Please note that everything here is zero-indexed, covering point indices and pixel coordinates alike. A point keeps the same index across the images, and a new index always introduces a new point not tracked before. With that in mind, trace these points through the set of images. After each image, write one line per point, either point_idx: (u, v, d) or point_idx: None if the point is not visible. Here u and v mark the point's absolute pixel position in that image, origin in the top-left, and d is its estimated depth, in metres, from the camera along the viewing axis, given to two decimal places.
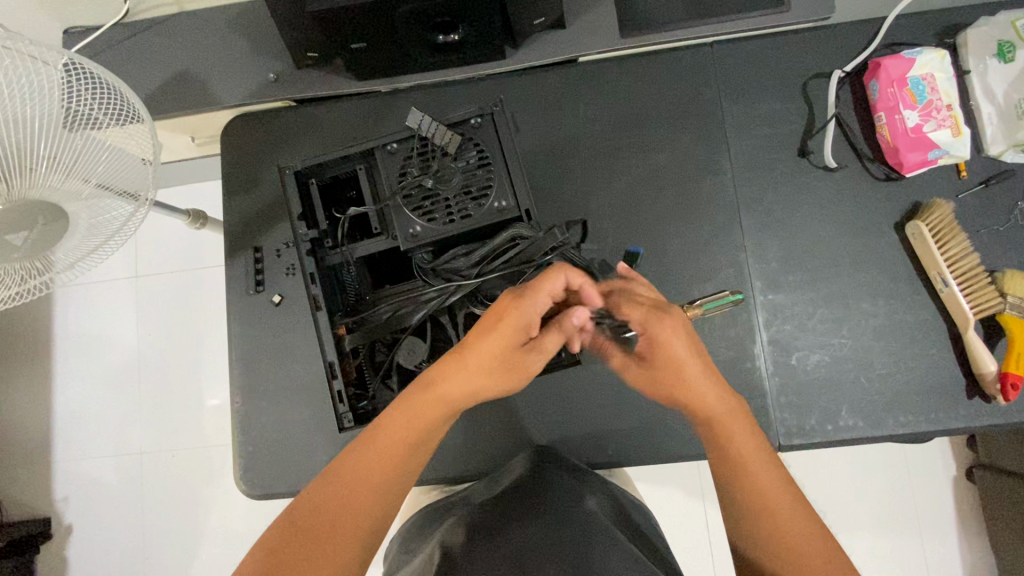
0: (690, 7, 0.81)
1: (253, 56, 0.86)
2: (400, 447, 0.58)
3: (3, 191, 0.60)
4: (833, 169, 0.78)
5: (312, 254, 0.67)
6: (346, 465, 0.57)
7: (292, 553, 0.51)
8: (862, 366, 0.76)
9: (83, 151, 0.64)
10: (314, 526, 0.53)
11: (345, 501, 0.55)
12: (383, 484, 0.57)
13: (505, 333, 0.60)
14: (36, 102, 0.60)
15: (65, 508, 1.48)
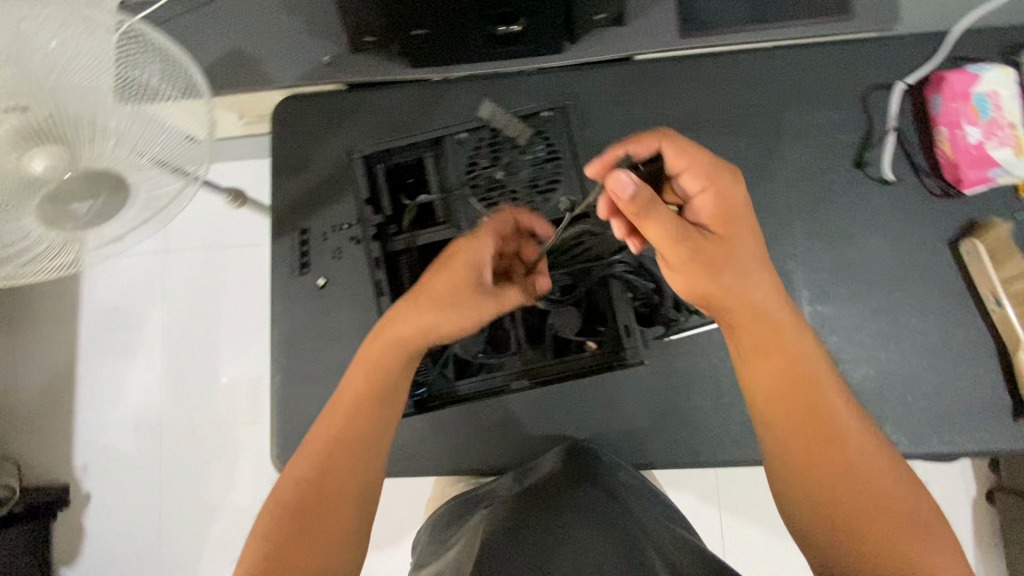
0: (754, 10, 0.80)
1: (309, 37, 0.85)
2: (363, 401, 0.60)
3: (70, 160, 0.60)
4: (890, 182, 0.77)
5: (386, 233, 0.74)
6: (319, 438, 0.59)
7: (296, 528, 0.53)
8: (905, 381, 0.76)
9: (142, 122, 0.64)
10: (311, 503, 0.54)
11: (324, 468, 0.56)
12: (357, 441, 0.58)
13: (446, 276, 0.64)
14: (96, 72, 0.61)
15: (83, 475, 1.46)
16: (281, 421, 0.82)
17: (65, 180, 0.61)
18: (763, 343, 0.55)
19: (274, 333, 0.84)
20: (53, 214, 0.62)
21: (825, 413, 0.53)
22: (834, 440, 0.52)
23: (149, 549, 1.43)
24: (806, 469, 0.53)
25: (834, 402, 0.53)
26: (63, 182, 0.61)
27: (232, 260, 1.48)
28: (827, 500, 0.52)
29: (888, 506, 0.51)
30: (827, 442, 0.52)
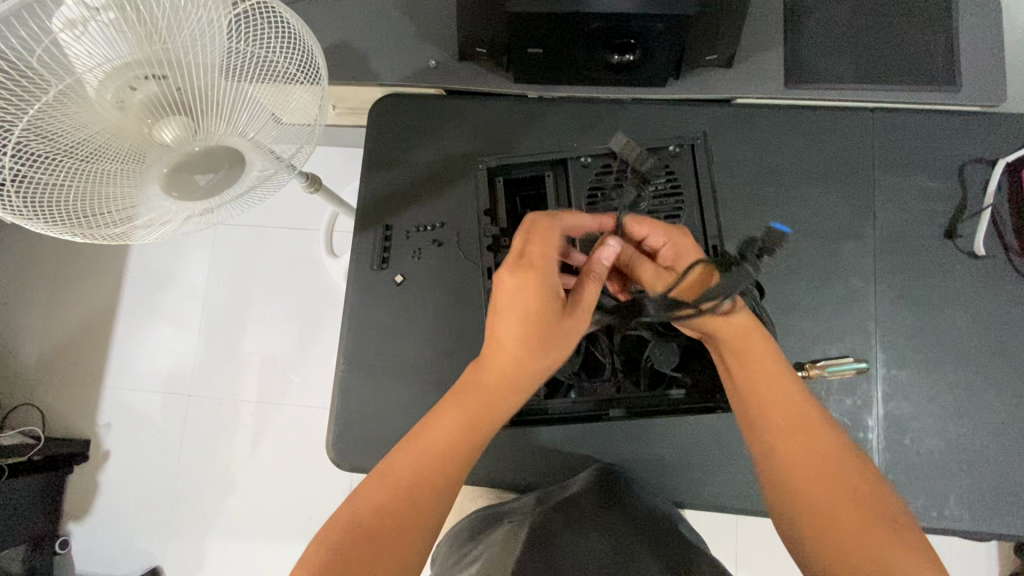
0: (860, 69, 0.81)
1: (418, 42, 0.87)
2: (440, 441, 0.52)
3: (190, 135, 0.63)
4: (979, 256, 0.78)
5: (491, 250, 0.71)
6: (397, 468, 0.50)
7: (353, 563, 0.45)
8: (976, 458, 0.74)
9: (250, 101, 0.66)
10: (372, 535, 0.47)
11: (398, 512, 0.48)
12: (427, 507, 0.49)
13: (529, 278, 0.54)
14: (211, 45, 0.61)
15: (106, 434, 1.38)
16: (340, 410, 0.82)
17: (189, 150, 0.64)
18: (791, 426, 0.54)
19: (344, 323, 0.85)
20: (173, 181, 0.66)
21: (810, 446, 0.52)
22: (813, 443, 0.52)
23: (151, 524, 1.34)
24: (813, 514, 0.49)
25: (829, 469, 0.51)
26: (187, 151, 0.65)
27: (279, 241, 1.42)
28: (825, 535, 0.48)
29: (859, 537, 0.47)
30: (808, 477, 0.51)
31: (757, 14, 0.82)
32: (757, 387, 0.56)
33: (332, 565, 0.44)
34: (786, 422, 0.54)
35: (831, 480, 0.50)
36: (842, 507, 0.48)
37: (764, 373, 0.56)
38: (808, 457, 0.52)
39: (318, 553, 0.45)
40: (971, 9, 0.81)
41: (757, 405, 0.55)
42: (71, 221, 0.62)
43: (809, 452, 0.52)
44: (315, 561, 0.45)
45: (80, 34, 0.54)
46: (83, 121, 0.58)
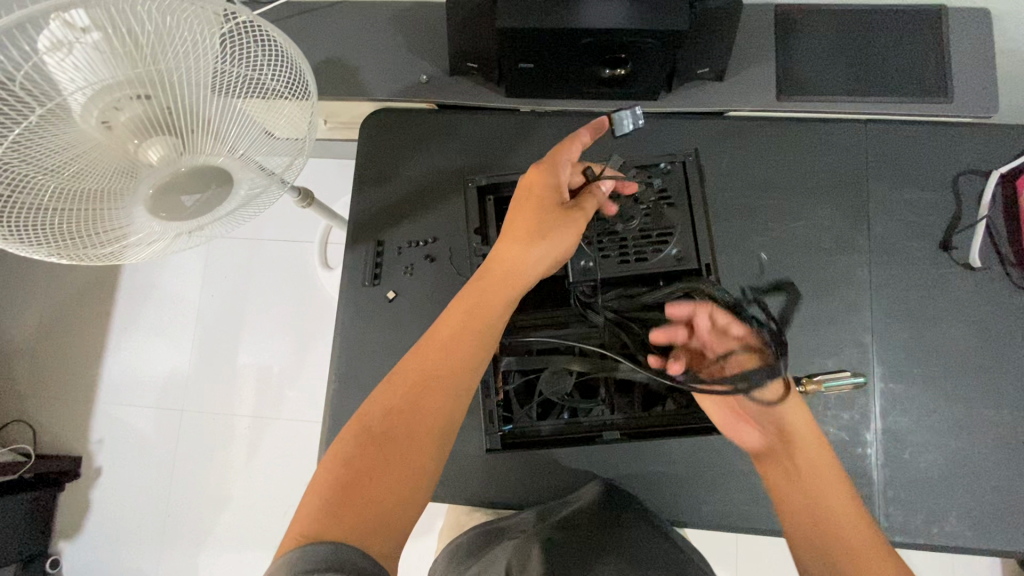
0: (852, 82, 0.81)
1: (409, 56, 0.87)
2: (442, 347, 0.56)
3: (173, 158, 0.62)
4: (975, 268, 0.77)
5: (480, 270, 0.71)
6: (405, 375, 0.55)
7: (369, 464, 0.50)
8: (976, 473, 0.73)
9: (236, 120, 0.65)
10: (384, 438, 0.51)
11: (406, 414, 0.52)
12: (431, 410, 0.53)
13: (533, 203, 0.61)
14: (195, 66, 0.60)
15: (98, 449, 1.36)
16: (331, 427, 0.80)
17: (176, 170, 0.63)
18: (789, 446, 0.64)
19: (336, 339, 0.84)
20: (160, 202, 0.65)
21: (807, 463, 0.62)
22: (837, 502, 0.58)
23: (143, 542, 1.32)
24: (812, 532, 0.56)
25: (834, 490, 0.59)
26: (173, 173, 0.63)
27: (272, 254, 1.41)
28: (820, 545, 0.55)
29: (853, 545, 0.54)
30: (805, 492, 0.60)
31: (748, 27, 0.82)
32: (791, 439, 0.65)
33: (347, 465, 0.49)
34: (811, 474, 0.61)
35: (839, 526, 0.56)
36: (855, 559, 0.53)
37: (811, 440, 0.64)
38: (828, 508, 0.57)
39: (338, 456, 0.50)
40: (963, 20, 0.81)
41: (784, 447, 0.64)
42: (57, 242, 0.62)
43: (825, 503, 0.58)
44: (335, 462, 0.50)
45: (65, 56, 0.53)
46: (67, 144, 0.57)
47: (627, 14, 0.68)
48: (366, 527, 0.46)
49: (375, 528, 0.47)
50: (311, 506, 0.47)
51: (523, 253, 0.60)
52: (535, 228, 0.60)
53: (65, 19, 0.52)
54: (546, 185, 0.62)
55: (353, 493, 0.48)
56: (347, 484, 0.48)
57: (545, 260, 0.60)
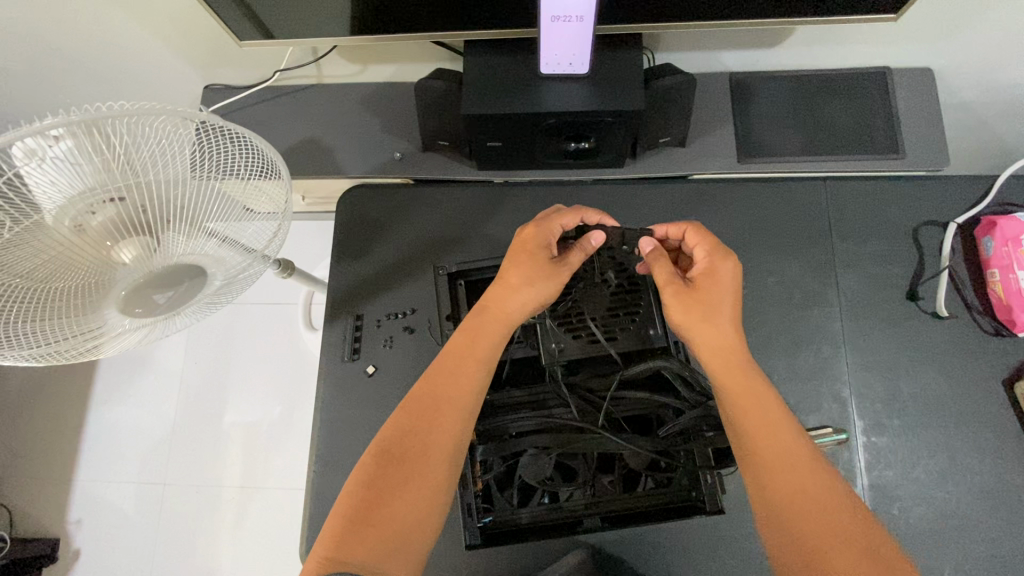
0: (809, 142, 0.84)
1: (382, 135, 0.90)
2: (450, 366, 0.58)
3: (147, 259, 0.62)
4: (943, 316, 0.79)
5: None
6: (417, 398, 0.57)
7: (387, 487, 0.52)
8: (967, 523, 0.72)
9: (204, 202, 0.64)
10: (399, 462, 0.53)
11: (418, 438, 0.54)
12: (442, 432, 0.55)
13: (528, 249, 0.62)
14: (166, 163, 0.61)
15: (76, 531, 1.31)
16: (313, 513, 0.77)
17: (149, 266, 0.64)
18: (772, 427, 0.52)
19: (315, 417, 0.82)
20: (133, 300, 0.66)
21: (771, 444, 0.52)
22: (797, 465, 0.50)
23: None
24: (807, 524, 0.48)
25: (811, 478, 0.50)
26: (147, 270, 0.64)
27: (255, 319, 1.41)
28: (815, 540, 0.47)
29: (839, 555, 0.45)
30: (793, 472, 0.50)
31: (704, 95, 0.86)
32: (729, 393, 0.54)
33: (361, 493, 0.52)
34: (763, 437, 0.52)
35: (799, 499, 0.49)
36: (826, 542, 0.46)
37: (742, 386, 0.54)
38: (782, 470, 0.50)
39: (358, 481, 0.53)
40: (910, 80, 0.85)
41: (728, 407, 0.55)
42: (29, 347, 0.61)
43: (779, 468, 0.50)
44: (354, 486, 0.53)
45: (39, 165, 0.54)
46: (40, 248, 0.58)
47: (586, 96, 0.72)
48: (386, 552, 0.49)
49: (389, 552, 0.50)
50: (333, 532, 0.50)
51: (513, 290, 0.60)
52: (529, 274, 0.60)
53: (39, 135, 0.52)
54: (544, 231, 0.62)
55: (372, 519, 0.51)
56: (367, 509, 0.51)
57: (532, 305, 0.60)
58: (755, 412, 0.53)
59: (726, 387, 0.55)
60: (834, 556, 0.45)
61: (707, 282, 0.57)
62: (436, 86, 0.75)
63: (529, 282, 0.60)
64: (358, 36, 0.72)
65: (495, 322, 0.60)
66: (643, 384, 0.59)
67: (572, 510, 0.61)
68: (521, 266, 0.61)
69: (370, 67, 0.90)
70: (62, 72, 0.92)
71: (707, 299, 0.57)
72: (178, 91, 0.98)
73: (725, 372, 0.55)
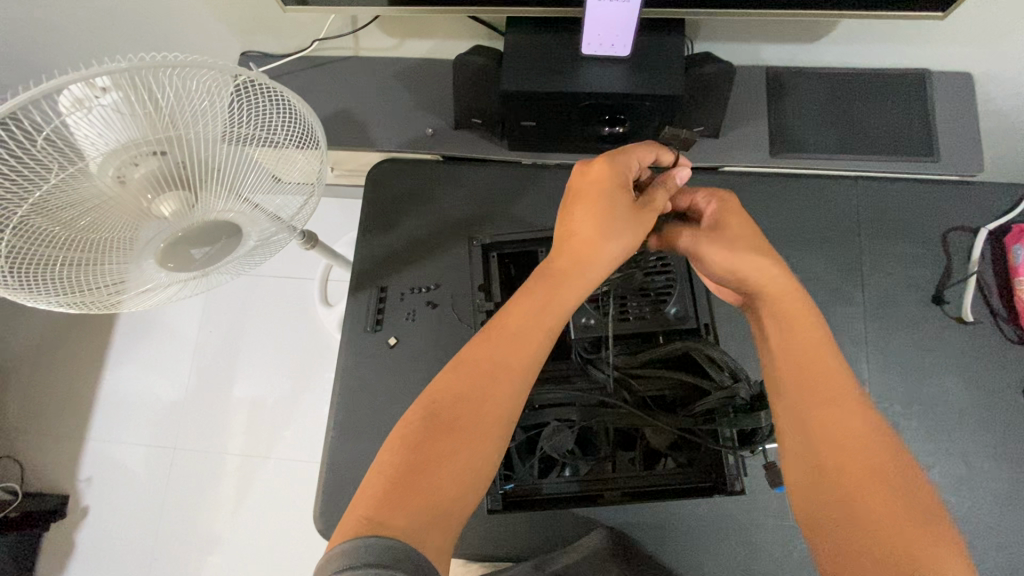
0: (843, 139, 0.83)
1: (416, 111, 0.90)
2: (511, 336, 0.53)
3: (186, 216, 0.63)
4: (967, 322, 0.79)
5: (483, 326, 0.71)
6: (468, 361, 0.52)
7: (433, 454, 0.48)
8: (980, 528, 0.72)
9: (241, 165, 0.64)
10: (451, 427, 0.49)
11: (472, 405, 0.50)
12: (498, 404, 0.50)
13: (597, 192, 0.56)
14: (205, 124, 0.61)
15: (86, 489, 1.33)
16: (327, 478, 0.78)
17: (187, 223, 0.64)
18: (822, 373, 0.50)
19: (335, 384, 0.82)
20: (168, 256, 0.68)
21: (822, 396, 0.49)
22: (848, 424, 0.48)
23: None
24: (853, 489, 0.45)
25: (866, 442, 0.47)
26: (187, 223, 0.64)
27: (272, 291, 1.42)
28: (861, 503, 0.45)
29: (885, 520, 0.43)
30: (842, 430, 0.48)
31: (740, 87, 0.86)
32: (782, 343, 0.52)
33: (408, 451, 0.48)
34: (819, 385, 0.50)
35: (853, 460, 0.46)
36: (862, 486, 0.45)
37: (797, 331, 0.52)
38: (827, 423, 0.48)
39: (404, 441, 0.49)
40: (952, 83, 0.84)
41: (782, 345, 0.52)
42: (63, 294, 0.63)
43: (829, 417, 0.48)
44: (401, 443, 0.48)
45: (85, 114, 0.54)
46: (83, 198, 0.57)
47: (626, 80, 0.73)
48: (427, 527, 0.45)
49: (436, 520, 0.45)
50: (377, 489, 0.46)
51: (593, 239, 0.55)
52: (610, 222, 0.55)
53: (87, 83, 0.52)
54: (614, 168, 0.57)
55: (414, 483, 0.46)
56: (410, 471, 0.47)
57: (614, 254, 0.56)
58: (796, 355, 0.52)
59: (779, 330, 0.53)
60: (852, 481, 0.46)
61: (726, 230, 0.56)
62: (475, 62, 0.75)
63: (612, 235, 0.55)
64: (402, 7, 0.73)
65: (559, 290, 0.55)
66: (669, 360, 0.60)
67: (591, 483, 0.62)
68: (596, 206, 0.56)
69: (408, 41, 0.91)
70: (104, 29, 0.93)
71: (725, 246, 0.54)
72: (215, 55, 0.98)
73: (773, 321, 0.53)
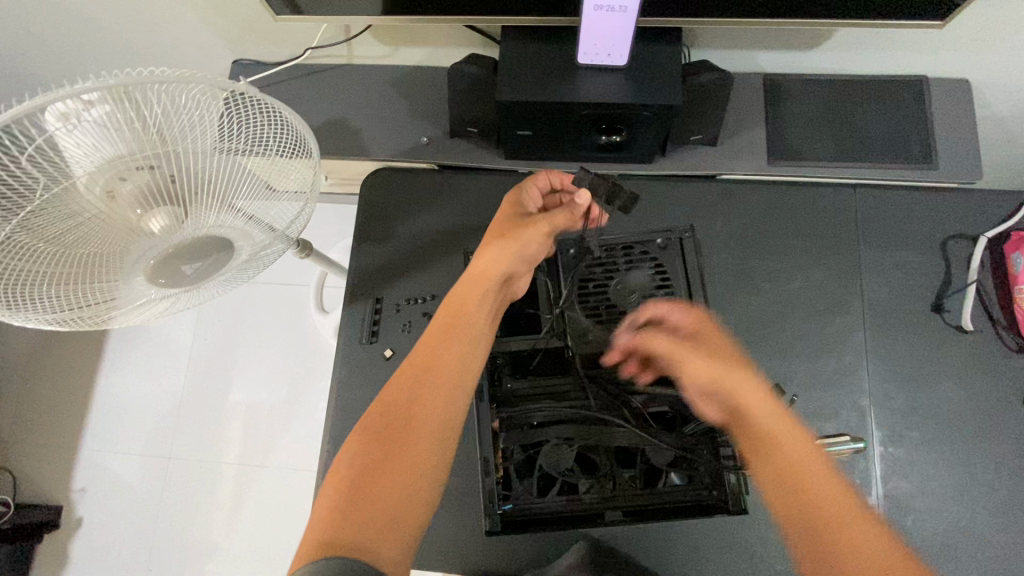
0: (841, 147, 0.83)
1: (411, 119, 0.89)
2: (436, 341, 0.60)
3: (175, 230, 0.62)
4: (967, 330, 0.79)
5: None
6: (404, 370, 0.58)
7: (380, 462, 0.51)
8: (981, 538, 0.71)
9: (231, 176, 0.63)
10: (392, 432, 0.53)
11: (411, 404, 0.55)
12: (431, 400, 0.55)
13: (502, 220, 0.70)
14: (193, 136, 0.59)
15: (79, 500, 1.31)
16: (322, 492, 0.77)
17: (176, 236, 0.63)
18: (780, 438, 0.50)
19: (330, 396, 0.81)
20: (159, 271, 0.66)
21: (793, 458, 0.49)
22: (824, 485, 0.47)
23: None
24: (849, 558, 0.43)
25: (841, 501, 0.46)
26: (176, 238, 0.63)
27: (266, 298, 1.41)
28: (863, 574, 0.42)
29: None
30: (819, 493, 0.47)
31: (738, 94, 0.85)
32: (756, 423, 0.51)
33: (353, 468, 0.51)
34: (805, 468, 0.48)
35: (838, 524, 0.45)
36: (862, 554, 0.43)
37: (747, 397, 0.53)
38: (806, 484, 0.47)
39: (351, 456, 0.52)
40: (950, 90, 0.84)
41: (738, 414, 0.53)
42: (53, 312, 0.61)
43: (810, 499, 0.47)
44: (346, 465, 0.51)
45: (71, 130, 0.52)
46: (69, 213, 0.56)
47: (623, 89, 0.72)
48: (379, 529, 0.48)
49: (387, 523, 0.48)
50: (328, 511, 0.48)
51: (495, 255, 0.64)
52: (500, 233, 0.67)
53: (72, 97, 0.50)
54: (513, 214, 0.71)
55: (362, 496, 0.49)
56: (358, 486, 0.50)
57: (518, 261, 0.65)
58: (759, 425, 0.51)
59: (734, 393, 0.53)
60: (849, 548, 0.43)
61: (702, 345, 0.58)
62: (469, 71, 0.74)
63: (510, 238, 0.65)
64: (397, 15, 0.72)
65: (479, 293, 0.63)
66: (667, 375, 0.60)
67: (592, 501, 0.62)
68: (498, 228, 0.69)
69: (402, 49, 0.90)
70: (93, 37, 0.91)
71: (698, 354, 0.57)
72: (207, 63, 0.97)
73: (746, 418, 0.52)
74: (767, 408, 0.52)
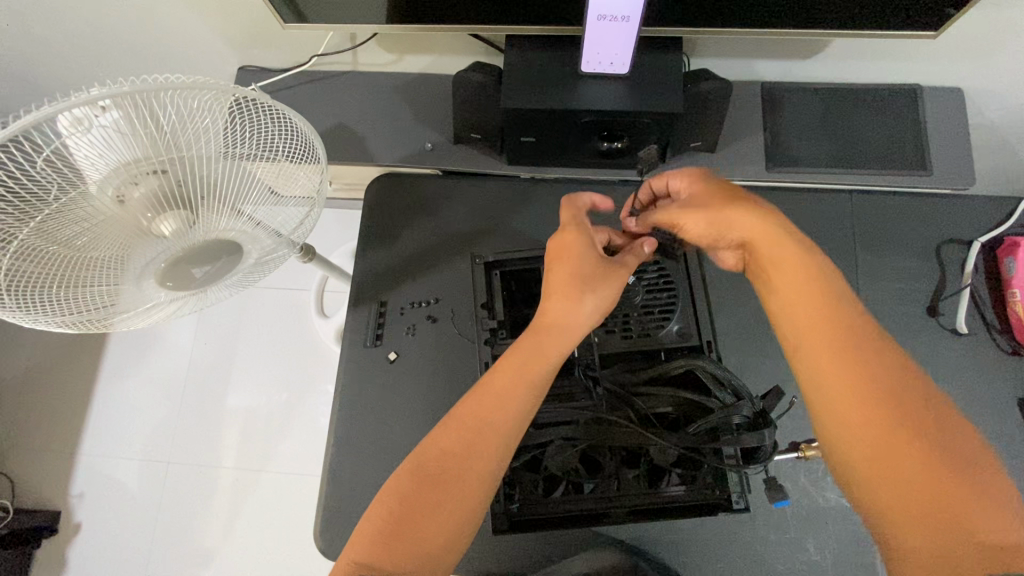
0: (837, 154, 0.84)
1: (416, 125, 0.91)
2: (501, 387, 0.54)
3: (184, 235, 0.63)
4: (962, 334, 0.80)
5: (489, 344, 0.72)
6: (459, 416, 0.53)
7: (422, 506, 0.49)
8: None
9: (238, 181, 0.64)
10: (438, 478, 0.50)
11: (463, 453, 0.51)
12: (485, 457, 0.51)
13: (573, 259, 0.59)
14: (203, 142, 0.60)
15: (78, 504, 1.31)
16: (327, 494, 0.78)
17: (184, 240, 0.64)
18: (823, 318, 0.48)
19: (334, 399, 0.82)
20: (169, 274, 0.67)
21: (835, 342, 0.47)
22: (867, 367, 0.45)
23: None
24: (895, 460, 0.42)
25: (901, 393, 0.44)
26: (185, 241, 0.64)
27: (268, 302, 1.41)
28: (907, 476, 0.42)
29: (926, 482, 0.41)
30: (866, 379, 0.45)
31: (737, 102, 0.87)
32: (795, 305, 0.49)
33: (396, 503, 0.49)
34: (844, 352, 0.46)
35: (874, 420, 0.43)
36: (904, 455, 0.42)
37: (795, 273, 0.50)
38: (837, 369, 0.46)
39: (393, 492, 0.50)
40: (943, 99, 0.86)
41: (784, 298, 0.50)
42: (67, 314, 0.62)
43: (866, 431, 0.44)
44: (387, 501, 0.49)
45: (85, 135, 0.52)
46: (80, 217, 0.57)
47: (625, 96, 0.73)
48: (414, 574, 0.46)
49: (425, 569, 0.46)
50: (367, 539, 0.48)
51: (572, 303, 0.57)
52: (577, 281, 0.58)
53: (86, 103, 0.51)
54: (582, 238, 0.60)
55: (402, 533, 0.47)
56: (399, 524, 0.48)
57: (591, 312, 0.57)
58: (795, 307, 0.49)
59: (780, 270, 0.50)
60: (884, 445, 0.43)
61: (763, 260, 0.51)
62: (474, 78, 0.76)
63: (591, 292, 0.57)
64: (404, 24, 0.73)
65: (555, 346, 0.56)
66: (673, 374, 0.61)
67: (596, 501, 0.62)
68: (569, 268, 0.59)
69: (407, 57, 0.92)
70: (101, 45, 0.92)
71: (775, 281, 0.50)
72: (213, 69, 0.98)
73: (824, 352, 0.46)
74: (814, 284, 0.49)
